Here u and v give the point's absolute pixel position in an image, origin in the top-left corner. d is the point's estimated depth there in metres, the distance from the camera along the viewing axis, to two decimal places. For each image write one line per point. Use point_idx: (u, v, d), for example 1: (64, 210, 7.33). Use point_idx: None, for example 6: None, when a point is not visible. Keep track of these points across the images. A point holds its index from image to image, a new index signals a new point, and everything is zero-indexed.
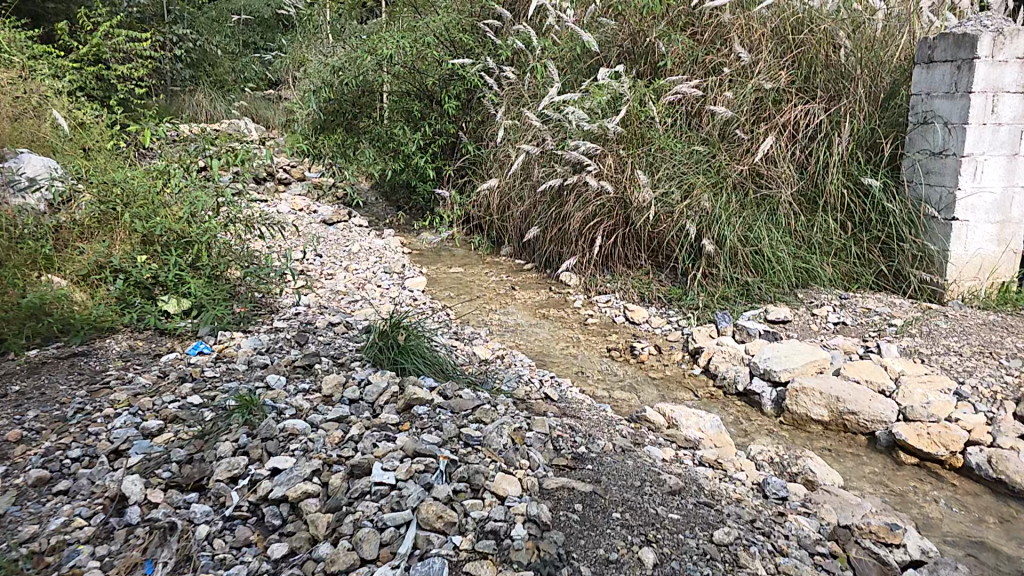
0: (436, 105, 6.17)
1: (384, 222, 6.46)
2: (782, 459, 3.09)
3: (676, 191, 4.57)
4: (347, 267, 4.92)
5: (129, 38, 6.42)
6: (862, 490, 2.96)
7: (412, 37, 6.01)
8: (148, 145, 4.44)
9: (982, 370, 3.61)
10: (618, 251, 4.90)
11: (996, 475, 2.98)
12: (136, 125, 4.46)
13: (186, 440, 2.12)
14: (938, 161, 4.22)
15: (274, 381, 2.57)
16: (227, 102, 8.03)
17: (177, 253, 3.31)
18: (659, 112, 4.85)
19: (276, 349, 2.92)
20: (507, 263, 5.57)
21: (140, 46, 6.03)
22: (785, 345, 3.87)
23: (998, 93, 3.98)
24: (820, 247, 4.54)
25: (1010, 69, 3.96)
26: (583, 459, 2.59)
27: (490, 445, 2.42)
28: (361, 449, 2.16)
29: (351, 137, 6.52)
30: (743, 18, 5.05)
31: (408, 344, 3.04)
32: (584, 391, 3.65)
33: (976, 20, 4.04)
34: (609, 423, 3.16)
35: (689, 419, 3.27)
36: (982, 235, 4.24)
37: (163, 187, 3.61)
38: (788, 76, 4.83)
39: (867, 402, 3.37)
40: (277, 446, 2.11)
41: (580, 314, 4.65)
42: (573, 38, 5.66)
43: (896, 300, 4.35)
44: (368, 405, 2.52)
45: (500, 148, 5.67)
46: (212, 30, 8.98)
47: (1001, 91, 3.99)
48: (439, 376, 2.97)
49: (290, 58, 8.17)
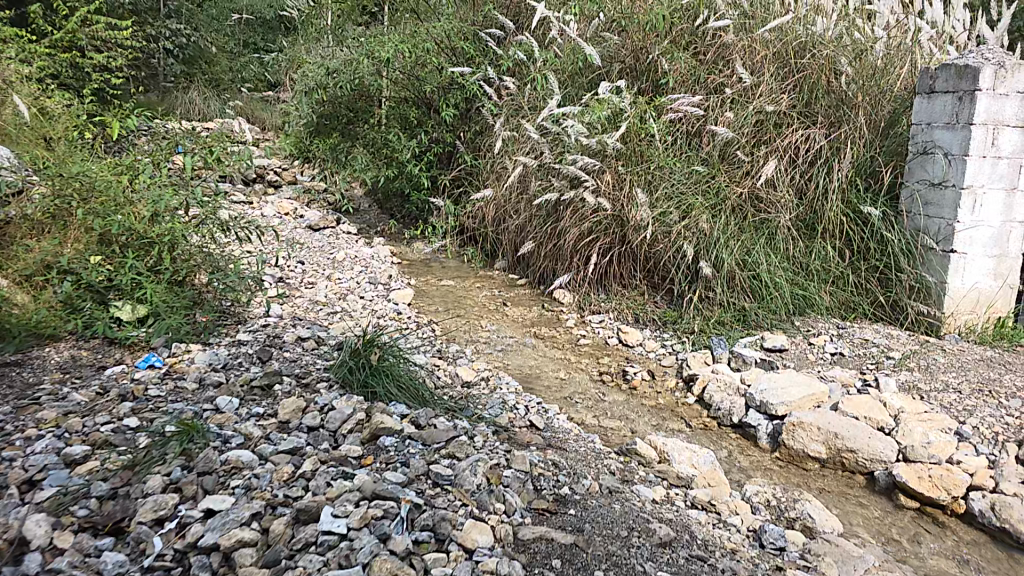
0: (433, 113, 5.94)
1: (375, 230, 6.21)
2: (779, 503, 2.85)
3: (675, 211, 4.33)
4: (331, 275, 4.63)
5: (108, 28, 6.20)
6: (862, 538, 2.70)
7: (412, 42, 5.76)
8: (116, 137, 4.18)
9: (982, 410, 3.39)
10: (613, 270, 4.68)
11: (1000, 524, 2.73)
12: (104, 116, 4.20)
13: (113, 471, 1.86)
14: (937, 192, 4.02)
15: (224, 404, 2.31)
16: (222, 101, 7.80)
17: (134, 255, 3.03)
18: (660, 129, 4.62)
19: (235, 365, 2.66)
20: (500, 277, 5.33)
21: (118, 34, 5.82)
22: (783, 376, 3.62)
23: (998, 126, 3.80)
24: (819, 274, 4.34)
25: (1011, 102, 3.78)
26: (565, 503, 2.34)
27: (462, 486, 2.19)
28: (312, 489, 1.90)
29: (345, 142, 6.26)
30: (747, 39, 4.84)
31: (381, 365, 2.79)
32: (572, 419, 3.40)
33: (976, 53, 3.86)
34: (595, 457, 2.91)
35: (682, 454, 3.03)
36: (980, 269, 4.03)
37: (130, 182, 3.26)
38: (789, 100, 4.61)
39: (867, 440, 3.14)
40: (215, 482, 1.86)
41: (572, 333, 4.42)
42: (575, 51, 5.36)
43: (894, 332, 4.15)
44: (329, 434, 2.27)
45: (497, 159, 5.41)
46: (211, 27, 8.74)
47: (1001, 125, 3.81)
48: (413, 402, 2.73)
49: (288, 60, 7.97)
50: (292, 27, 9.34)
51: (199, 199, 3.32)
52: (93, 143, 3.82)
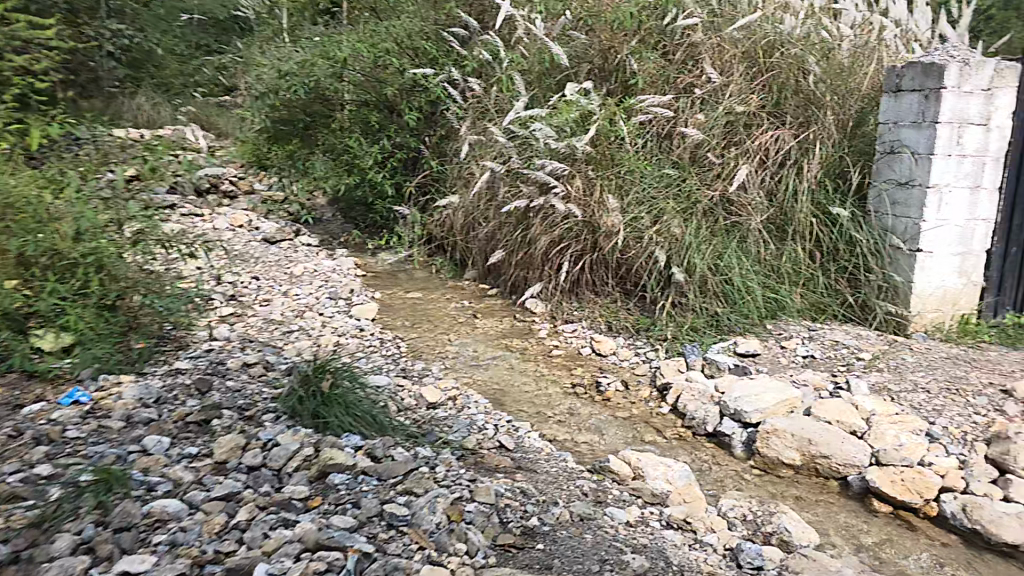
0: (396, 117, 5.66)
1: (338, 240, 5.89)
2: (756, 517, 2.70)
3: (647, 216, 4.18)
4: (287, 292, 4.39)
5: (34, 28, 5.87)
6: (838, 549, 2.59)
7: (370, 43, 5.56)
8: (36, 148, 3.92)
9: (950, 410, 3.30)
10: (586, 277, 4.50)
11: (970, 525, 2.68)
12: (23, 125, 3.94)
13: (17, 530, 1.79)
14: (904, 191, 3.96)
15: (153, 444, 2.22)
16: (173, 108, 7.45)
17: (56, 278, 2.79)
18: (630, 131, 4.48)
19: (168, 399, 2.52)
20: (472, 288, 5.13)
21: (40, 33, 5.49)
22: (756, 383, 3.48)
23: (964, 124, 3.74)
24: (789, 275, 4.21)
25: (977, 100, 3.72)
26: (533, 535, 2.19)
27: (419, 526, 2.05)
28: (247, 542, 1.85)
29: (305, 148, 6.00)
30: (717, 38, 4.74)
31: (334, 393, 2.62)
32: (545, 436, 3.23)
33: (943, 49, 3.80)
34: (567, 478, 2.75)
35: (657, 470, 2.87)
36: (948, 267, 3.96)
37: (53, 196, 3.04)
38: (759, 100, 4.54)
39: (840, 444, 3.03)
40: (134, 540, 1.81)
41: (544, 344, 4.25)
42: (543, 50, 5.16)
43: (863, 332, 4.02)
44: (273, 475, 2.18)
45: (464, 165, 5.22)
46: (159, 28, 8.28)
47: (966, 123, 3.74)
48: (368, 430, 2.56)
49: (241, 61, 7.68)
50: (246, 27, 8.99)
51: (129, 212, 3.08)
52: (9, 154, 3.56)
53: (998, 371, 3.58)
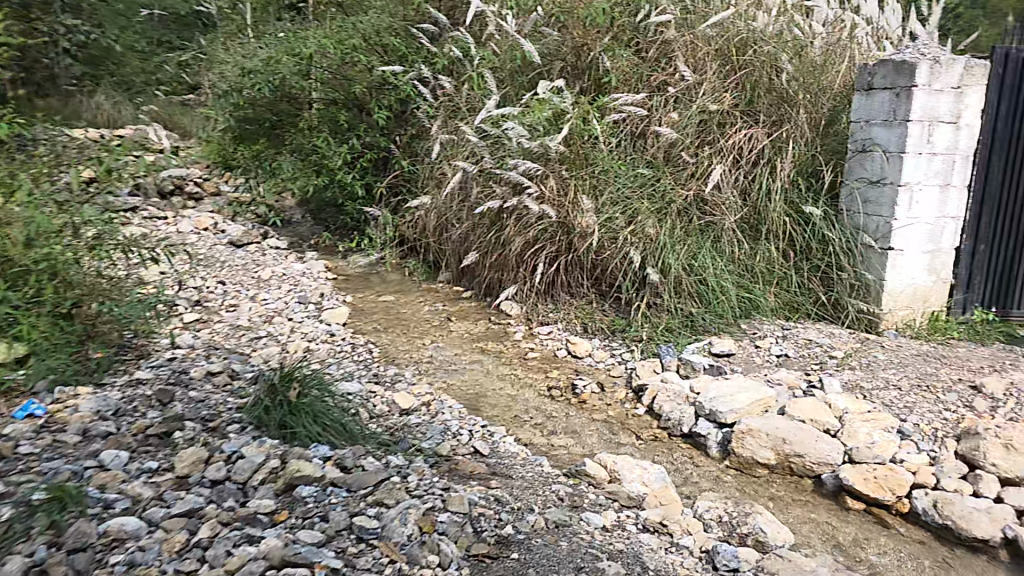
0: (365, 116, 5.59)
1: (308, 243, 5.80)
2: (732, 518, 2.67)
3: (621, 216, 4.16)
4: (255, 296, 4.29)
5: None
6: (813, 548, 2.58)
7: (337, 40, 5.45)
8: None
9: (922, 406, 3.32)
10: (561, 278, 4.47)
11: (942, 521, 2.70)
12: None
13: None
14: (876, 190, 3.99)
15: (110, 459, 2.16)
16: (134, 107, 7.30)
17: (8, 285, 2.71)
18: (603, 131, 4.46)
19: (128, 412, 2.48)
20: (446, 290, 5.06)
21: None
22: (730, 383, 3.48)
23: (934, 122, 3.78)
24: (763, 275, 4.23)
25: (946, 99, 3.76)
26: (508, 544, 2.15)
27: (390, 538, 1.99)
28: (209, 560, 1.78)
29: (270, 148, 5.81)
30: (690, 35, 4.74)
31: (301, 403, 2.56)
32: (520, 441, 3.19)
33: (914, 48, 3.85)
34: (543, 483, 2.71)
35: (633, 472, 2.82)
36: (918, 265, 4.01)
37: (4, 198, 2.89)
38: (732, 99, 4.55)
39: (814, 442, 3.04)
40: (89, 560, 1.75)
41: (520, 347, 4.21)
42: (514, 47, 5.11)
43: (835, 331, 4.06)
44: (238, 489, 2.12)
45: (436, 165, 5.15)
46: (117, 24, 8.04)
47: (937, 121, 3.79)
48: (337, 440, 2.51)
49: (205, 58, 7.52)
50: (210, 23, 8.81)
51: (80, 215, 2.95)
52: None
53: (967, 368, 3.63)
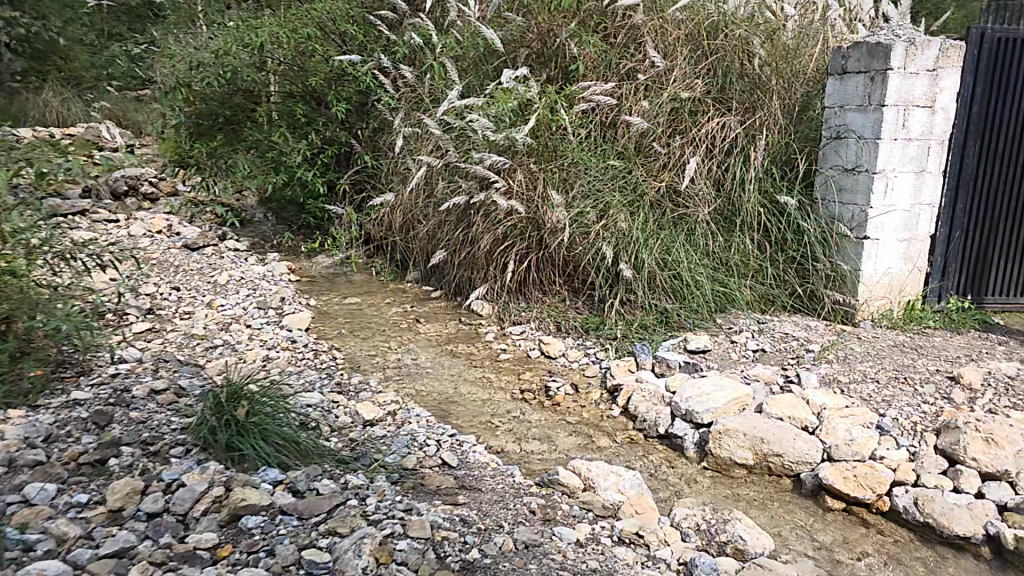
0: (323, 109, 5.41)
1: (271, 243, 5.58)
2: (709, 525, 2.54)
3: (592, 210, 4.02)
4: (211, 302, 4.10)
5: None
6: (793, 554, 2.48)
7: (291, 28, 5.22)
8: None
9: (900, 400, 3.24)
10: (532, 276, 4.32)
11: (923, 519, 2.62)
12: None
13: None
14: (851, 177, 3.91)
15: (35, 493, 2.00)
16: (84, 104, 7.04)
17: None
18: (571, 121, 4.30)
19: (60, 437, 2.33)
20: (414, 290, 4.90)
21: None
22: (705, 382, 3.37)
23: (910, 106, 3.70)
24: (738, 268, 4.12)
25: (921, 81, 3.68)
26: (472, 570, 2.00)
27: (344, 572, 1.84)
28: None
29: (229, 147, 5.51)
30: (657, 19, 4.59)
31: (250, 419, 2.40)
32: (490, 448, 3.05)
33: (888, 30, 3.78)
34: (514, 496, 2.55)
35: (608, 479, 2.71)
36: (892, 254, 3.93)
37: None
38: (704, 86, 4.42)
39: (792, 442, 2.95)
40: None
41: (491, 349, 4.05)
42: (476, 34, 4.93)
43: (811, 323, 3.98)
44: (177, 521, 1.96)
45: (400, 159, 4.97)
46: (62, 15, 7.63)
47: (912, 105, 3.70)
48: (290, 458, 2.36)
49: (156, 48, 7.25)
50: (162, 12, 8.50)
51: (14, 225, 2.77)
52: None
53: (945, 359, 3.57)
